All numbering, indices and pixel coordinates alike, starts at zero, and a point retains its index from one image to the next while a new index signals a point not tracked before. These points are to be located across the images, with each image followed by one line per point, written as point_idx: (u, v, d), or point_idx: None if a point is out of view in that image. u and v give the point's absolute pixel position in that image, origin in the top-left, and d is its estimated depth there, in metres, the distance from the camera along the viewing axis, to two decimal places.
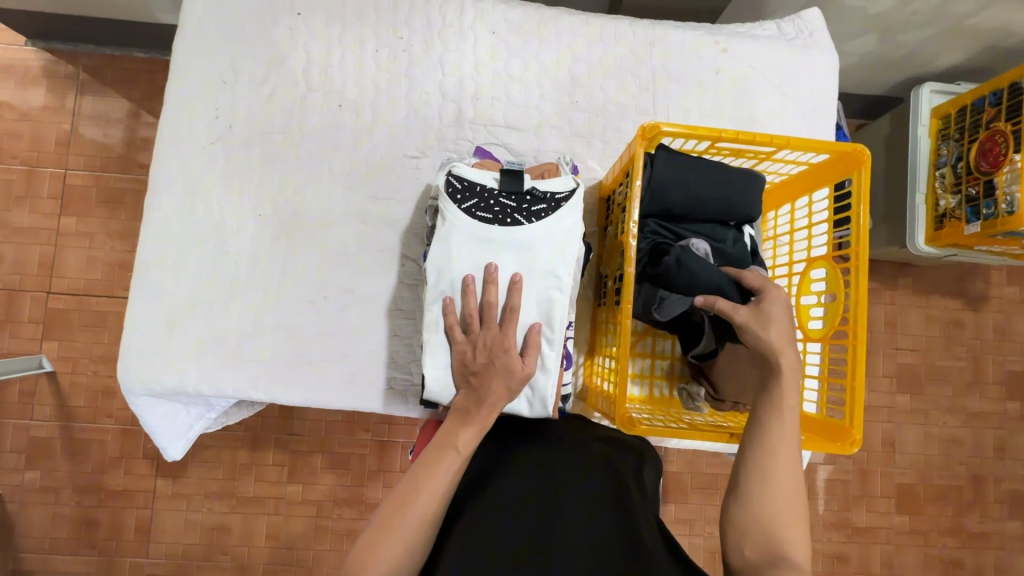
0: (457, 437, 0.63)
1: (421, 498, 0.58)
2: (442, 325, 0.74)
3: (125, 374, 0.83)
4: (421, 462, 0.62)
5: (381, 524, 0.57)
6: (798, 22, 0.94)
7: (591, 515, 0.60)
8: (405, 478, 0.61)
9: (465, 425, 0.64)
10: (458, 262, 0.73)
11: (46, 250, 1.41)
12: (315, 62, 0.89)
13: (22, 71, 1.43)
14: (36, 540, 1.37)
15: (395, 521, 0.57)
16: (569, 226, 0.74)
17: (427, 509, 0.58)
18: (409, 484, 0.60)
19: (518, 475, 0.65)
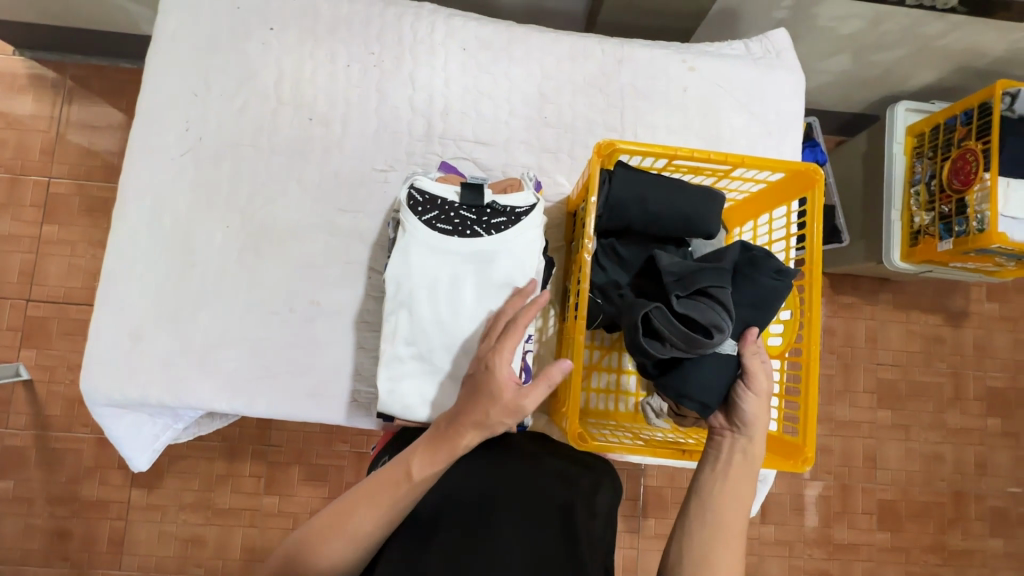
0: (412, 464, 0.61)
1: (364, 515, 0.59)
2: (400, 336, 0.74)
3: (88, 386, 0.83)
4: (373, 479, 0.62)
5: (328, 527, 0.59)
6: (765, 42, 0.96)
7: (536, 528, 0.62)
8: (357, 492, 0.61)
9: (427, 455, 0.62)
10: (415, 273, 0.73)
11: (27, 257, 1.41)
12: (286, 76, 0.90)
13: (10, 80, 1.45)
14: (7, 551, 1.35)
15: (342, 531, 0.59)
16: (526, 239, 0.74)
17: (375, 526, 0.59)
18: (362, 500, 0.60)
19: (466, 476, 0.66)
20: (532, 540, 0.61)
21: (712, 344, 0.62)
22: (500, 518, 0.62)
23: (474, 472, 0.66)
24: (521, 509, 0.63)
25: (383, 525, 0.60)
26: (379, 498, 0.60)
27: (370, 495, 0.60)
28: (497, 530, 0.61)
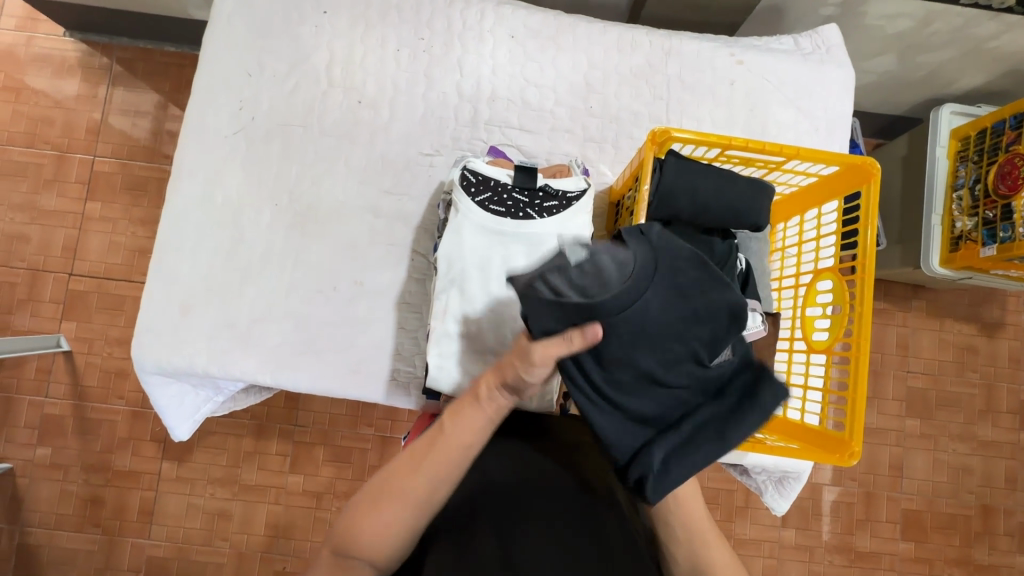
0: (454, 424, 0.60)
1: (416, 478, 0.58)
2: (449, 314, 0.75)
3: (138, 352, 0.85)
4: (420, 444, 0.60)
5: (381, 497, 0.58)
6: (816, 38, 0.95)
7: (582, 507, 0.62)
8: (398, 461, 0.60)
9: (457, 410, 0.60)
10: (467, 253, 0.75)
11: (71, 233, 1.46)
12: (337, 59, 0.91)
13: (60, 61, 1.49)
14: (43, 515, 1.40)
15: (389, 499, 0.58)
16: (577, 225, 0.75)
17: (429, 489, 0.58)
18: (408, 465, 0.59)
19: (502, 461, 0.66)
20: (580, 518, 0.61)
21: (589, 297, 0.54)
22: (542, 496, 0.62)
23: (509, 455, 0.67)
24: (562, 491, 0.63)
25: (430, 489, 0.58)
26: (424, 461, 0.59)
27: (414, 458, 0.59)
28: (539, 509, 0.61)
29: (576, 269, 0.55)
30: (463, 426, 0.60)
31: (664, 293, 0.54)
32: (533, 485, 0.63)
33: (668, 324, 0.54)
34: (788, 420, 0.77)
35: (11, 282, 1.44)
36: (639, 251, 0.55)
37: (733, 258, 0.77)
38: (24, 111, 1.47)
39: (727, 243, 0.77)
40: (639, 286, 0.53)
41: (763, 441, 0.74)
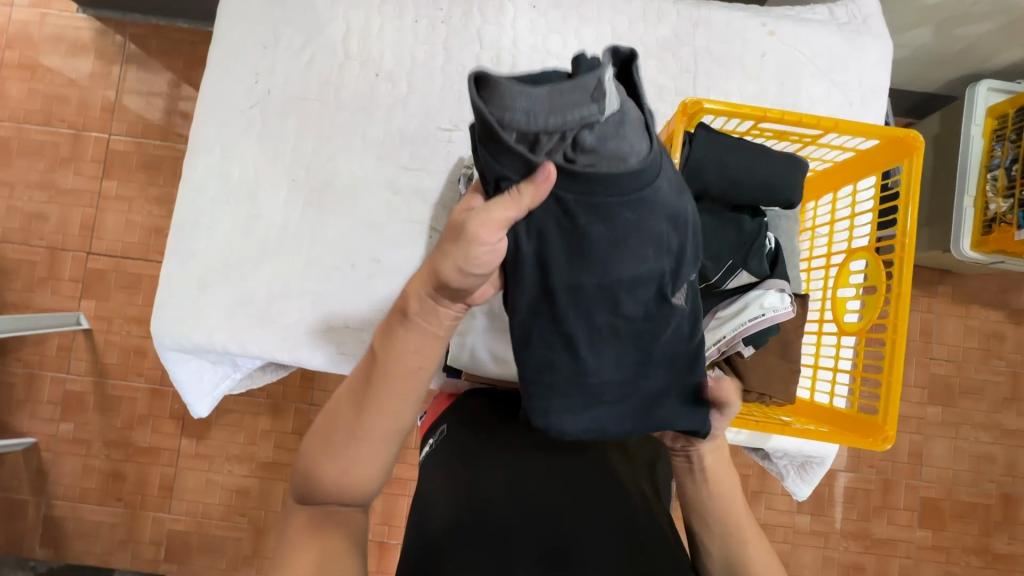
0: (393, 344, 0.53)
1: (368, 413, 0.53)
2: None
3: (158, 329, 0.85)
4: (360, 375, 0.55)
5: (336, 447, 0.54)
6: (852, 7, 0.91)
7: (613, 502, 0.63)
8: (340, 403, 0.55)
9: (386, 334, 0.54)
10: None
11: (88, 212, 1.46)
12: (353, 31, 0.89)
13: (73, 38, 1.48)
14: (67, 488, 1.43)
15: (346, 440, 0.54)
16: None
17: (383, 424, 0.54)
18: (352, 406, 0.54)
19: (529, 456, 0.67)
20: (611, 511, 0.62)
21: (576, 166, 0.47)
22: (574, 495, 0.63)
23: (534, 452, 0.67)
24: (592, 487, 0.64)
25: (387, 423, 0.54)
26: (369, 398, 0.54)
27: (356, 395, 0.54)
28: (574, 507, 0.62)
29: (598, 129, 0.45)
30: (402, 350, 0.54)
31: (648, 230, 0.51)
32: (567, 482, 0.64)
33: (632, 280, 0.53)
34: (815, 404, 0.75)
35: (30, 260, 1.45)
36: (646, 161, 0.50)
37: (762, 237, 0.75)
38: (40, 89, 1.47)
39: (756, 221, 0.75)
40: (637, 180, 0.48)
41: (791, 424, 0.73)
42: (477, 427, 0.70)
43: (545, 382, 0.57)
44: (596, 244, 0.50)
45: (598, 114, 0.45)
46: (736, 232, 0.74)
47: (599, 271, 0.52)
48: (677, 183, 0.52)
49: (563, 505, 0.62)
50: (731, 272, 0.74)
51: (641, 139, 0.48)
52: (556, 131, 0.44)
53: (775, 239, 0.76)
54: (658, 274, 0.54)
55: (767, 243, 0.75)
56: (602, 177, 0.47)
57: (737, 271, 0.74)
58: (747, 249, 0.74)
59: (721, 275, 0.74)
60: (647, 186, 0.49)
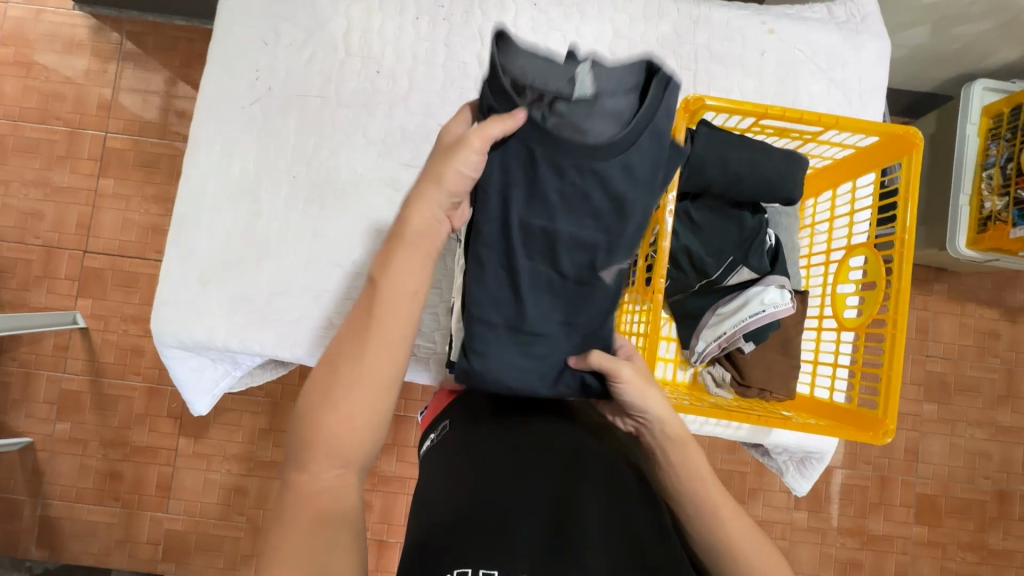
0: (393, 278, 0.54)
1: (371, 350, 0.53)
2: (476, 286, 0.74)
3: (158, 326, 0.85)
4: (362, 316, 0.54)
5: (327, 387, 0.53)
6: (850, 6, 0.91)
7: (617, 495, 0.61)
8: (339, 342, 0.54)
9: (387, 263, 0.54)
10: None
11: (85, 210, 1.45)
12: (355, 27, 0.89)
13: (69, 35, 1.47)
14: (63, 489, 1.42)
15: (345, 381, 0.53)
16: None
17: (373, 366, 0.53)
18: (352, 347, 0.54)
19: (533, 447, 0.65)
20: (614, 504, 0.60)
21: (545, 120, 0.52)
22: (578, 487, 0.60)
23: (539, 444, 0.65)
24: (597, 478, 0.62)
25: (388, 363, 0.54)
26: (365, 334, 0.53)
27: (357, 333, 0.54)
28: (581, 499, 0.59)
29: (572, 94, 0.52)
30: (400, 276, 0.54)
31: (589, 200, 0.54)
32: (573, 476, 0.61)
33: (572, 241, 0.56)
34: (815, 400, 0.76)
35: (26, 258, 1.44)
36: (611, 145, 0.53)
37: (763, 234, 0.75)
38: (35, 87, 1.46)
39: (756, 219, 0.76)
40: (586, 148, 0.51)
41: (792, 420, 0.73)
42: (478, 425, 0.69)
43: (483, 327, 0.58)
44: (540, 192, 0.54)
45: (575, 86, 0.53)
46: (736, 229, 0.75)
47: (543, 219, 0.55)
48: (639, 171, 0.53)
49: (568, 500, 0.59)
50: (731, 269, 0.76)
51: (610, 126, 0.52)
52: (537, 91, 0.52)
53: (776, 234, 0.77)
54: (595, 247, 0.56)
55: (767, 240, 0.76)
56: (557, 129, 0.52)
57: (738, 269, 0.76)
58: (747, 247, 0.75)
59: (720, 271, 0.76)
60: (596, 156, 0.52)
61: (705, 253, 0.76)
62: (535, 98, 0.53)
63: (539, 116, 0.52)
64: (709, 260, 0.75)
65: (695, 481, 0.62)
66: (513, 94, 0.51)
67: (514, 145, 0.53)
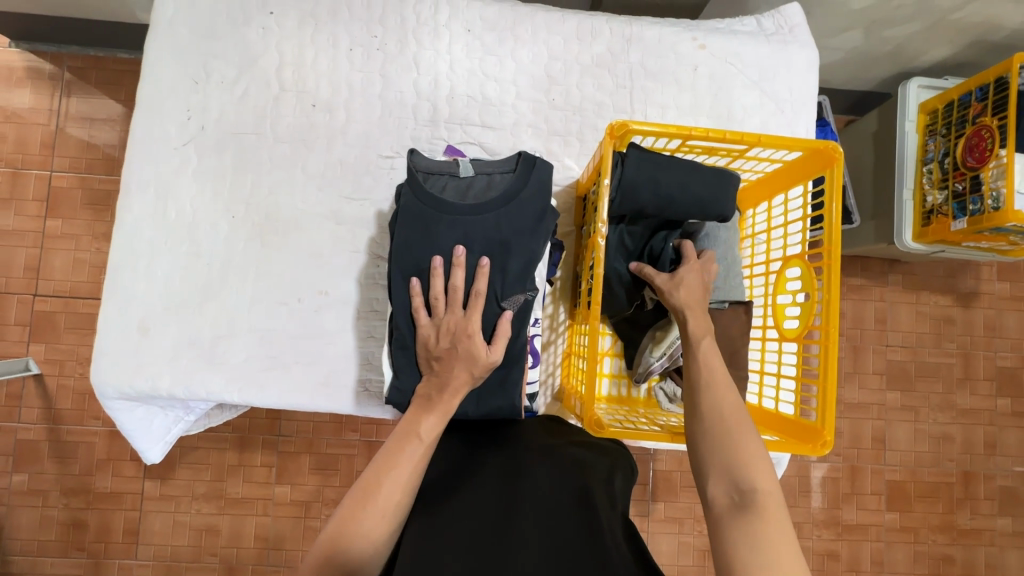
0: (420, 425, 0.66)
1: (385, 489, 0.61)
2: (404, 305, 0.74)
3: (98, 378, 0.82)
4: (385, 451, 0.64)
5: (359, 501, 0.60)
6: (779, 18, 0.93)
7: (559, 527, 0.62)
8: (373, 462, 0.63)
9: (429, 414, 0.67)
10: (424, 248, 0.72)
11: (32, 252, 1.40)
12: (287, 62, 0.88)
13: (7, 73, 1.43)
14: (24, 543, 1.37)
15: (365, 514, 0.59)
16: (518, 226, 0.73)
17: (404, 480, 0.62)
18: (370, 484, 0.61)
19: (473, 489, 0.67)
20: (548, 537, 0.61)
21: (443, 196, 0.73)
22: (519, 521, 0.62)
23: (492, 484, 0.67)
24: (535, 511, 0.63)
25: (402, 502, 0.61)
26: (403, 452, 0.64)
27: (371, 481, 0.61)
28: (520, 531, 0.61)
29: (460, 179, 0.75)
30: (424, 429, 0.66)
31: (482, 244, 0.72)
32: (516, 507, 0.64)
33: (473, 279, 0.72)
34: (764, 409, 0.77)
35: None
36: (491, 204, 0.72)
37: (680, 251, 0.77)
38: None
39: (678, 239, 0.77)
40: (467, 211, 0.72)
41: None
42: (441, 471, 0.71)
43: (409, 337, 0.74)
44: (440, 241, 0.72)
45: (458, 173, 0.75)
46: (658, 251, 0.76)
47: (443, 259, 0.72)
48: (517, 222, 0.73)
49: (509, 530, 0.61)
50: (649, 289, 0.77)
51: (489, 192, 0.73)
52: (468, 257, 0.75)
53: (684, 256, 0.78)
54: (493, 280, 0.73)
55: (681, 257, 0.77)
56: (450, 200, 0.72)
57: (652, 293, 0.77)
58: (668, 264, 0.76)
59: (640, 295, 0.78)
60: (478, 214, 0.72)
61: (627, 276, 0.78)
62: (433, 179, 0.75)
63: (437, 191, 0.73)
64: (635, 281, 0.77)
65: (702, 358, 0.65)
66: (418, 180, 0.73)
67: (419, 210, 0.72)
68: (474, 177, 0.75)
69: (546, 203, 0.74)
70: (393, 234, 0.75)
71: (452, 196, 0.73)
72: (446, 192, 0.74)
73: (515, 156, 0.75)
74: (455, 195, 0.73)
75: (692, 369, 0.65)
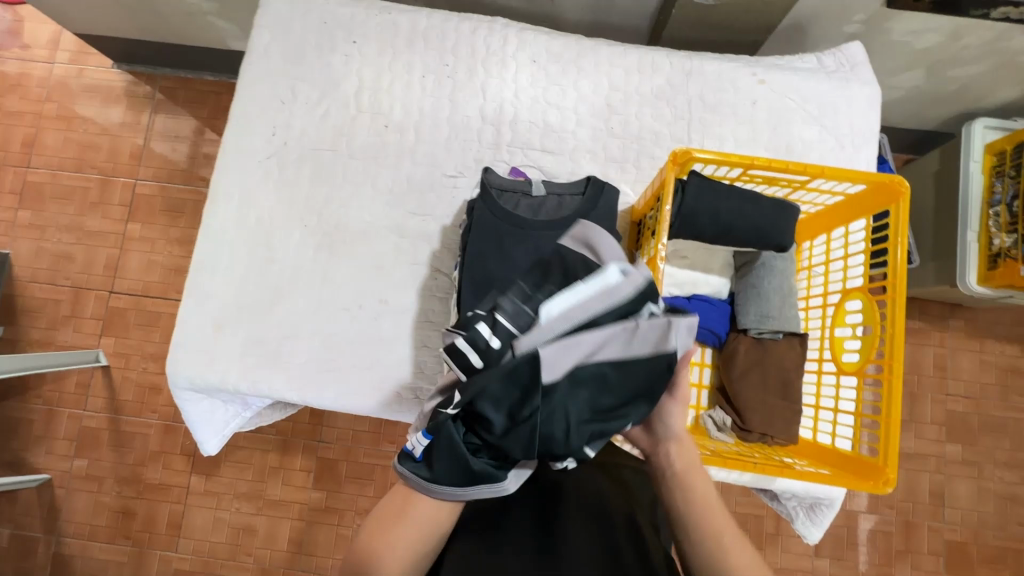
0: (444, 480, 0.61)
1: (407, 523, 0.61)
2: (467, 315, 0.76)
3: (173, 368, 0.88)
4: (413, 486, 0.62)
5: (385, 521, 0.61)
6: (840, 55, 0.95)
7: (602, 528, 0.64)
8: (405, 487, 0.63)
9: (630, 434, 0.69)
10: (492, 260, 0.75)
11: (112, 252, 1.52)
12: (365, 86, 0.95)
13: (108, 90, 1.58)
14: (77, 526, 1.44)
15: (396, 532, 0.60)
16: None
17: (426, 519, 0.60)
18: (394, 513, 0.61)
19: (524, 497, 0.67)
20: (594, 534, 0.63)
21: (517, 212, 0.78)
22: (565, 518, 0.64)
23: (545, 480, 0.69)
24: (580, 511, 0.65)
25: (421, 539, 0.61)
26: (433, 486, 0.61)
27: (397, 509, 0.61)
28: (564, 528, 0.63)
29: (533, 198, 0.80)
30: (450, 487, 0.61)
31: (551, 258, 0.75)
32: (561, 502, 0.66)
33: None
34: (819, 444, 0.77)
35: (55, 299, 1.51)
36: (566, 223, 0.76)
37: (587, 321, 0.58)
38: (74, 138, 1.57)
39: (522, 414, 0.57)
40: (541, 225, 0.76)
41: (793, 465, 0.73)
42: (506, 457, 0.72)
43: None
44: (510, 253, 0.75)
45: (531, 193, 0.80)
46: (557, 382, 0.57)
47: (512, 271, 0.75)
48: None
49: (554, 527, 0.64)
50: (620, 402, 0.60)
51: (562, 212, 0.78)
52: None
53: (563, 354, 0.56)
54: None
55: (577, 342, 0.57)
56: (524, 217, 0.77)
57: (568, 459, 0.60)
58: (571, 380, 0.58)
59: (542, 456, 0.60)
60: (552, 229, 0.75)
61: (506, 427, 0.58)
62: (506, 196, 0.80)
63: (510, 208, 0.78)
64: (508, 442, 0.58)
65: (687, 493, 0.63)
66: (492, 196, 0.78)
67: (491, 223, 0.77)
68: (546, 197, 0.79)
69: (612, 227, 0.78)
70: (463, 246, 0.79)
71: (525, 212, 0.79)
72: (519, 208, 0.79)
73: (586, 179, 0.80)
74: (529, 212, 0.79)
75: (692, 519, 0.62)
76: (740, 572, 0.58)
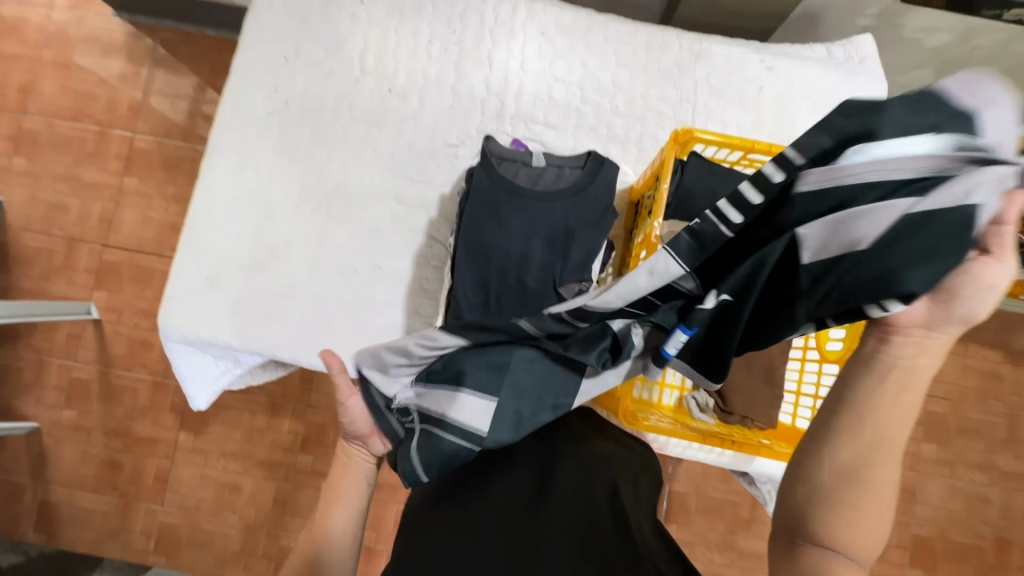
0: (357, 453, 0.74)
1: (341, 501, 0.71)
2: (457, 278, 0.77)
3: (164, 318, 0.88)
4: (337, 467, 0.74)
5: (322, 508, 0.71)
6: (850, 47, 0.94)
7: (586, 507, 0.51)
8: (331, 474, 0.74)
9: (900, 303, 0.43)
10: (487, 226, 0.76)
11: (107, 205, 1.51)
12: (370, 48, 0.94)
13: (107, 39, 1.55)
14: (65, 474, 1.45)
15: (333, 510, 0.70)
16: (581, 216, 0.76)
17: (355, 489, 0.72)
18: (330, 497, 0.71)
19: (505, 477, 0.57)
20: (587, 518, 0.50)
21: (516, 181, 0.78)
22: (548, 497, 0.53)
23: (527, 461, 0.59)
24: (570, 496, 0.53)
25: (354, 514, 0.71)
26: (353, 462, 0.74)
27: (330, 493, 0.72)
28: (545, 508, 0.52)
29: (532, 168, 0.80)
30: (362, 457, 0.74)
31: (546, 228, 0.76)
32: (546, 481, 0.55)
33: (532, 261, 0.75)
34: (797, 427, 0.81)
35: (47, 249, 1.50)
36: (561, 196, 0.76)
37: (903, 188, 0.42)
38: (71, 86, 1.54)
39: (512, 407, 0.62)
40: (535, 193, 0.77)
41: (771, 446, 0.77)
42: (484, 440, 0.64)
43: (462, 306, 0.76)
44: (506, 220, 0.76)
45: (530, 163, 0.80)
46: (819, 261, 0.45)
47: (506, 238, 0.76)
48: (582, 214, 0.77)
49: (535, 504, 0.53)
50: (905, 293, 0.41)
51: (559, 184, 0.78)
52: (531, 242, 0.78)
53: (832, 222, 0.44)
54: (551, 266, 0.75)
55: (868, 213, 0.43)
56: (521, 186, 0.77)
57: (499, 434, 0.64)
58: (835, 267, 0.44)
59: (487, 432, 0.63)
60: (549, 199, 0.76)
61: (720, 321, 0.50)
62: (506, 164, 0.80)
63: (509, 176, 0.78)
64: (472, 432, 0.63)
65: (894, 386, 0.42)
66: (493, 164, 0.78)
67: (489, 190, 0.77)
68: (545, 168, 0.80)
69: (609, 202, 0.78)
70: (460, 212, 0.80)
71: (522, 181, 0.79)
72: (518, 177, 0.79)
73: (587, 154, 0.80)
74: (527, 181, 0.78)
75: (880, 416, 0.42)
76: (876, 493, 0.42)
